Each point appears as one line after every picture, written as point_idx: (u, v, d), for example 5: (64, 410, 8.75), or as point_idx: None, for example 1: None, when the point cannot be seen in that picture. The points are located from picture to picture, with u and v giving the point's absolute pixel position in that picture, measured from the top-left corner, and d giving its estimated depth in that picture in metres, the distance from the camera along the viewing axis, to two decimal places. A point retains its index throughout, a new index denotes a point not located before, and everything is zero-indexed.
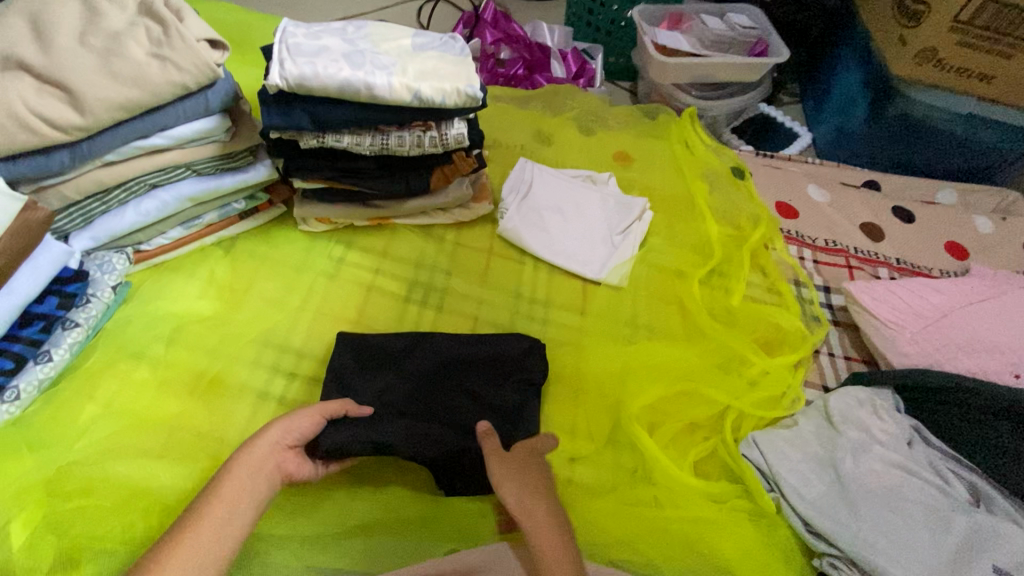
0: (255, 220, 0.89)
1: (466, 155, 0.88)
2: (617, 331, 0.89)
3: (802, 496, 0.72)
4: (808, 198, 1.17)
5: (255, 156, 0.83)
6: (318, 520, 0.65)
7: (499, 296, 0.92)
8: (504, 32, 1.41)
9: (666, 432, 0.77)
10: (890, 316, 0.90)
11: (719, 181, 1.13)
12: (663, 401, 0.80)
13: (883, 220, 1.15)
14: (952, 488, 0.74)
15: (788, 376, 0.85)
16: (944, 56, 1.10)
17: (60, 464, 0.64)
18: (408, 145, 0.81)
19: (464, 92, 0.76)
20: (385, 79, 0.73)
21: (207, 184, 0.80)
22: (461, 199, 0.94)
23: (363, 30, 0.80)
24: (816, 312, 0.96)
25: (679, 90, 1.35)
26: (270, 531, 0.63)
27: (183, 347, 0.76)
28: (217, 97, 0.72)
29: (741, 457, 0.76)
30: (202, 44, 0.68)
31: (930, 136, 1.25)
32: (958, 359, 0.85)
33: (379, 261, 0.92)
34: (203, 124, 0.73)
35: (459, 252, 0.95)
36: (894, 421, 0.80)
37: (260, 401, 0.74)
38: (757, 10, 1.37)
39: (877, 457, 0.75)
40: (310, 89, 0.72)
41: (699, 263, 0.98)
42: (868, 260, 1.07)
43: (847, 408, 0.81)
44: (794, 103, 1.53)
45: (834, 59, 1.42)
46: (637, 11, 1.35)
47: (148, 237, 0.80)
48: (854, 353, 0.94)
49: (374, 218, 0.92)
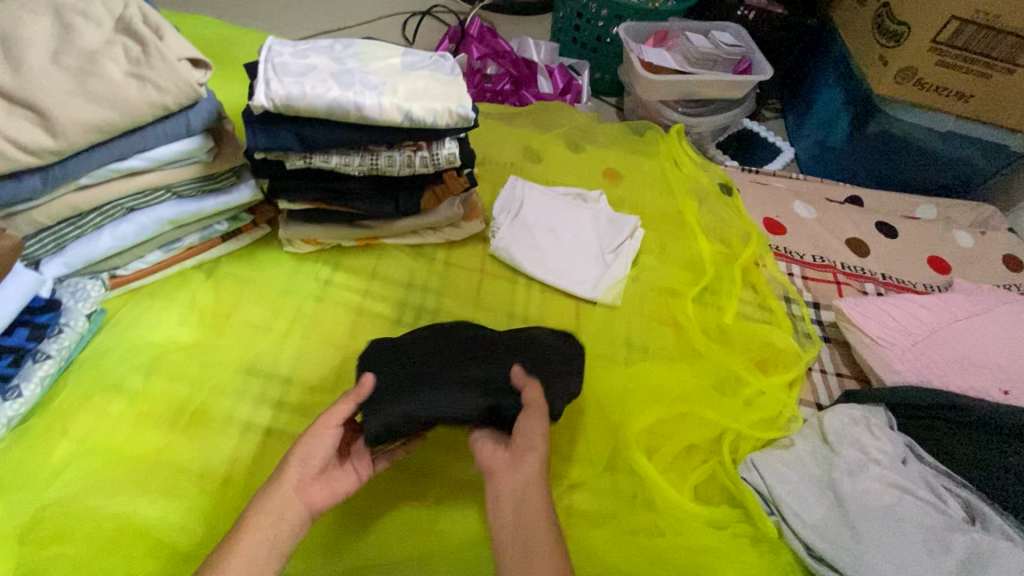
0: (238, 242, 0.86)
1: (458, 174, 0.87)
2: (612, 352, 0.88)
3: (803, 520, 0.71)
4: (795, 214, 1.18)
5: (239, 177, 0.80)
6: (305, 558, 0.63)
7: (492, 317, 0.90)
8: (491, 47, 1.41)
9: (665, 456, 0.76)
10: (881, 333, 0.90)
11: (708, 197, 1.14)
12: (661, 424, 0.79)
13: (868, 236, 1.17)
14: (948, 506, 0.74)
15: (784, 396, 0.85)
16: (923, 75, 1.13)
17: (33, 509, 0.61)
18: (398, 166, 0.79)
19: (456, 113, 0.75)
20: (375, 100, 0.72)
21: (188, 207, 0.77)
22: (452, 219, 0.92)
23: (351, 48, 0.78)
24: (808, 329, 0.96)
25: (666, 107, 1.35)
26: None
27: (164, 377, 0.73)
28: (199, 118, 0.70)
29: (740, 480, 0.75)
30: (184, 63, 0.65)
31: (909, 153, 1.28)
32: (948, 377, 0.85)
33: (368, 282, 0.89)
34: (185, 145, 0.71)
35: (450, 272, 0.93)
36: (889, 440, 0.80)
37: (246, 434, 0.71)
38: (740, 28, 1.39)
39: (873, 476, 0.75)
40: (296, 110, 0.70)
41: (691, 281, 0.98)
42: (855, 275, 1.08)
43: (843, 426, 0.81)
44: (776, 119, 1.55)
45: (814, 76, 1.45)
46: (623, 29, 1.36)
47: (125, 262, 0.77)
48: (845, 370, 0.94)
49: (362, 238, 0.90)
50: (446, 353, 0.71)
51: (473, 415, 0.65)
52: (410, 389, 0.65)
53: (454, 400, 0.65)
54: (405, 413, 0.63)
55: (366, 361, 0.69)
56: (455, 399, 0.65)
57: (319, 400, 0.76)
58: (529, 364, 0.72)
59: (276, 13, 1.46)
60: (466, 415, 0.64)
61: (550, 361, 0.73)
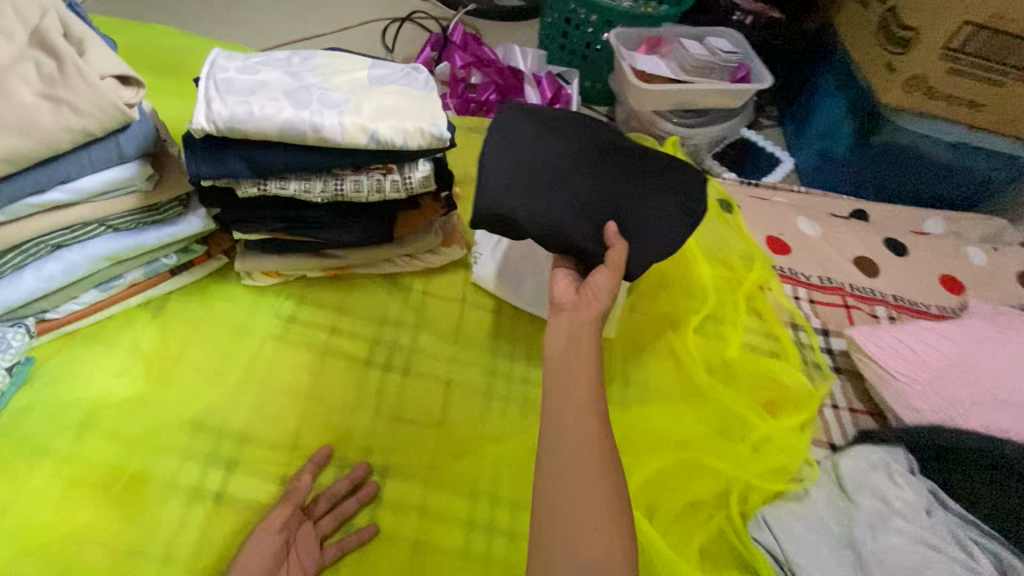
0: (190, 275, 0.77)
1: (435, 199, 0.78)
2: (608, 392, 0.80)
3: None
4: (799, 231, 1.10)
5: (186, 205, 0.72)
6: None
7: (474, 354, 0.82)
8: (475, 55, 1.34)
9: (666, 514, 0.68)
10: (899, 366, 0.83)
11: (708, 215, 1.06)
12: (663, 475, 0.71)
13: (876, 253, 1.10)
14: (980, 564, 0.67)
15: (797, 441, 0.76)
16: (934, 84, 1.07)
17: None
18: (366, 191, 0.71)
19: (428, 132, 0.67)
20: (335, 120, 0.63)
21: (127, 241, 0.68)
22: (429, 245, 0.84)
23: (311, 61, 0.70)
24: (818, 360, 0.89)
25: (660, 117, 1.28)
26: None
27: (98, 439, 0.64)
28: (133, 142, 0.61)
29: (750, 541, 0.68)
30: (109, 81, 0.57)
31: (917, 164, 1.21)
32: (972, 416, 0.78)
33: (336, 317, 0.80)
34: (117, 173, 0.62)
35: (428, 304, 0.85)
36: (912, 488, 0.72)
37: (191, 502, 0.62)
38: (737, 34, 1.32)
39: (897, 532, 0.68)
40: (244, 133, 0.61)
41: (692, 309, 0.90)
42: (865, 298, 1.01)
43: (860, 473, 0.74)
44: (774, 128, 1.49)
45: (815, 82, 1.38)
46: (614, 35, 1.29)
47: (56, 304, 0.68)
48: (859, 405, 0.87)
49: (330, 268, 0.81)
50: (576, 146, 0.67)
51: (562, 245, 0.64)
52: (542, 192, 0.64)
53: (544, 232, 0.63)
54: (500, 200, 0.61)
55: (494, 133, 0.64)
56: (566, 206, 0.64)
57: (276, 459, 0.67)
58: (642, 195, 0.67)
59: (245, 20, 1.38)
60: (560, 241, 0.64)
61: (663, 188, 0.68)
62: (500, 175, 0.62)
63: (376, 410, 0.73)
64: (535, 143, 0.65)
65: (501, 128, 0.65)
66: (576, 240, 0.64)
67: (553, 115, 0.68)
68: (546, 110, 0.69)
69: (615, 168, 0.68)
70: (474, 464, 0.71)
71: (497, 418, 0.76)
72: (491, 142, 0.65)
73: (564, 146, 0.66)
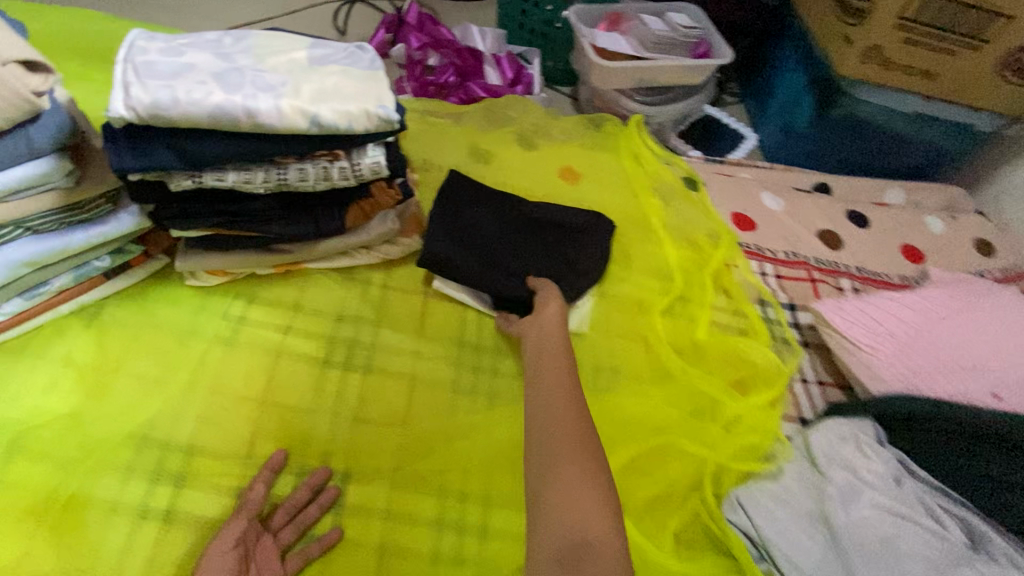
0: (127, 278, 0.72)
1: (387, 186, 0.75)
2: (579, 379, 0.78)
3: (794, 564, 0.64)
4: (764, 208, 1.10)
5: (116, 202, 0.66)
6: None
7: (439, 348, 0.79)
8: (431, 36, 1.29)
9: (641, 500, 0.67)
10: (863, 337, 0.84)
11: (674, 195, 1.05)
12: (637, 462, 0.70)
13: (839, 226, 1.10)
14: (948, 530, 0.68)
15: (767, 418, 0.76)
16: (889, 55, 1.06)
17: None
18: (312, 179, 0.67)
19: (375, 115, 0.63)
20: (271, 103, 0.59)
21: (50, 243, 0.63)
22: (386, 236, 0.80)
23: (244, 42, 0.65)
24: (786, 335, 0.88)
25: (623, 96, 1.26)
26: None
27: (30, 460, 0.59)
28: (46, 134, 0.56)
29: (725, 521, 0.67)
30: (12, 66, 0.51)
31: (876, 136, 1.22)
32: (936, 383, 0.79)
33: (291, 316, 0.76)
34: (30, 170, 0.56)
35: (388, 298, 0.81)
36: (880, 458, 0.73)
37: (137, 521, 0.58)
38: (697, 9, 1.30)
39: (867, 504, 0.68)
40: (169, 120, 0.56)
41: (660, 291, 0.89)
42: (829, 271, 1.02)
43: (831, 447, 0.74)
44: (738, 104, 1.48)
45: (776, 56, 1.37)
46: (573, 12, 1.25)
47: None
48: (827, 378, 0.87)
49: (280, 264, 0.77)
50: (505, 211, 0.89)
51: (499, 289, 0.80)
52: (475, 244, 0.84)
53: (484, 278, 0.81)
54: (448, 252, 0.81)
55: (440, 208, 0.86)
56: (503, 259, 0.83)
57: (230, 470, 0.63)
58: (564, 247, 0.88)
59: (182, 4, 1.29)
60: (497, 286, 0.80)
61: (582, 245, 0.89)
62: (446, 237, 0.82)
63: (337, 412, 0.70)
64: (473, 210, 0.87)
65: (449, 196, 0.88)
66: (511, 285, 0.80)
67: (490, 196, 0.90)
68: (486, 193, 0.90)
69: (543, 235, 0.89)
70: (443, 461, 0.68)
71: (465, 412, 0.73)
72: (440, 206, 0.86)
73: (499, 219, 0.88)
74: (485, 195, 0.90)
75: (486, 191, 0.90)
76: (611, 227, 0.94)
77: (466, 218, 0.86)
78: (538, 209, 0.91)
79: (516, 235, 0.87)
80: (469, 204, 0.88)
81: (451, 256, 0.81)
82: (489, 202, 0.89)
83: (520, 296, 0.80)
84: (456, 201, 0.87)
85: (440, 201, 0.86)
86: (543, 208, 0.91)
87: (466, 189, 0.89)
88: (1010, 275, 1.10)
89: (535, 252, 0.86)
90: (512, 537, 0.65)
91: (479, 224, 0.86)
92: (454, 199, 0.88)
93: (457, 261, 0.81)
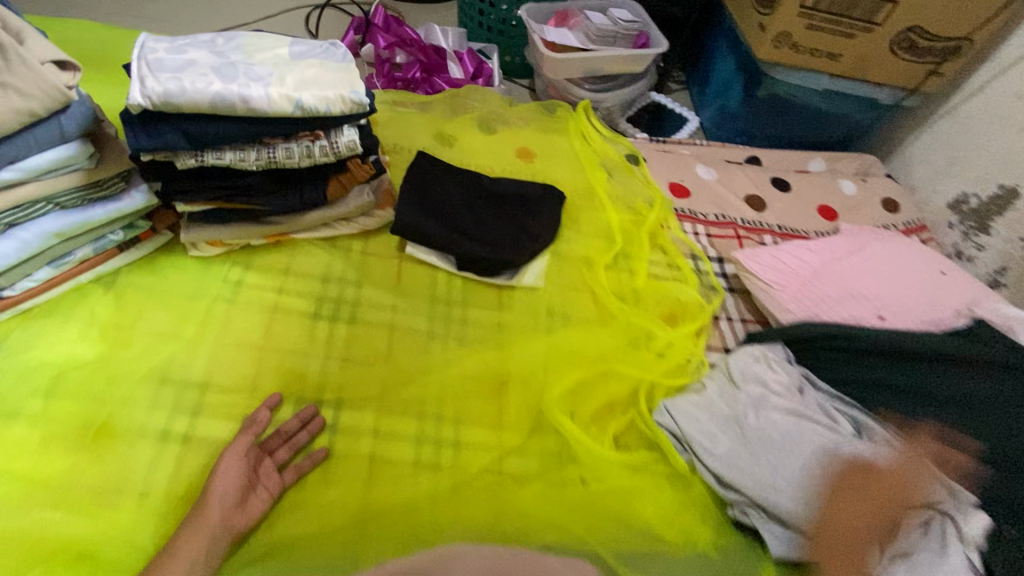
0: (139, 250, 0.83)
1: (362, 162, 0.87)
2: (536, 322, 0.92)
3: (711, 453, 0.76)
4: (698, 178, 1.25)
5: (129, 182, 0.77)
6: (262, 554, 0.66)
7: (414, 302, 0.91)
8: (397, 36, 1.40)
9: (586, 412, 0.80)
10: (775, 278, 0.98)
11: (617, 169, 1.19)
12: (584, 384, 0.82)
13: (764, 191, 1.26)
14: (839, 425, 0.82)
15: (691, 345, 0.91)
16: (797, 39, 1.21)
17: None
18: (297, 157, 0.79)
19: (349, 99, 0.75)
20: (262, 91, 0.71)
21: (75, 217, 0.74)
22: (363, 208, 0.92)
23: (234, 41, 0.77)
24: (712, 282, 1.03)
25: (573, 84, 1.39)
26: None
27: (66, 398, 0.70)
28: (73, 122, 0.67)
29: (655, 424, 0.80)
30: (49, 66, 0.64)
31: (797, 113, 1.38)
32: (835, 310, 0.93)
33: (283, 279, 0.88)
34: (61, 152, 0.68)
35: (368, 262, 0.94)
36: (786, 372, 0.87)
37: (162, 444, 0.70)
38: (636, 4, 1.45)
39: (773, 406, 0.81)
40: (178, 106, 0.68)
41: (605, 248, 1.03)
42: (754, 229, 1.17)
43: (746, 366, 0.88)
44: (681, 90, 1.63)
45: (711, 45, 1.53)
46: (524, 10, 1.39)
47: (12, 281, 0.73)
48: (749, 316, 1.02)
49: (272, 235, 0.89)
50: (467, 185, 1.02)
51: (465, 254, 0.93)
52: (441, 214, 0.96)
53: (452, 245, 0.93)
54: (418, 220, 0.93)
55: (410, 183, 0.98)
56: (466, 227, 0.96)
57: (239, 402, 0.75)
58: (520, 215, 1.01)
59: (163, 12, 1.39)
60: (464, 251, 0.93)
61: (536, 211, 1.02)
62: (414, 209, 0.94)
63: (328, 355, 0.82)
64: (439, 185, 1.00)
65: (416, 173, 1.00)
66: (475, 250, 0.93)
67: (453, 174, 1.02)
68: (450, 170, 1.03)
69: (502, 205, 1.01)
70: (416, 391, 0.80)
71: (438, 351, 0.85)
72: (409, 182, 0.99)
73: (462, 192, 1.01)
74: (449, 172, 1.02)
75: (450, 169, 1.03)
76: (562, 196, 1.07)
77: (432, 192, 0.99)
78: (495, 183, 1.03)
79: (477, 205, 1.00)
80: (435, 180, 1.00)
81: (420, 225, 0.93)
82: (452, 179, 1.01)
83: (483, 257, 0.93)
84: (423, 178, 1.00)
85: (410, 178, 0.99)
86: (500, 182, 1.04)
87: (432, 167, 1.02)
88: (912, 227, 1.27)
89: (495, 219, 0.99)
90: (480, 447, 0.76)
91: (445, 196, 0.99)
92: (422, 176, 1.00)
93: (426, 229, 0.93)
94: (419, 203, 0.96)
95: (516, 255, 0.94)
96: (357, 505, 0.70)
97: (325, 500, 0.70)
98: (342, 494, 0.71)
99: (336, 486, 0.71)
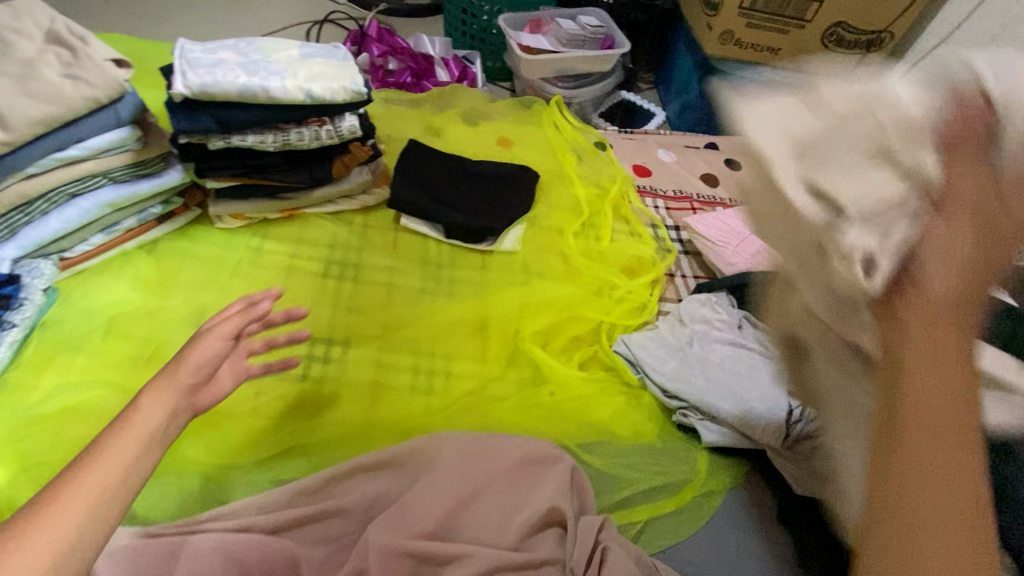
0: (173, 223, 0.98)
1: (361, 145, 1.03)
2: (513, 278, 1.06)
3: (660, 372, 0.88)
4: (659, 159, 1.41)
5: (167, 162, 0.93)
6: (275, 455, 0.74)
7: (408, 263, 1.05)
8: (390, 45, 1.58)
9: (556, 345, 0.94)
10: (719, 237, 1.14)
11: (587, 154, 1.35)
12: (554, 325, 0.96)
13: (718, 170, 1.42)
14: None
15: (646, 293, 1.06)
16: (740, 36, 1.39)
17: (17, 440, 0.71)
18: (308, 139, 0.94)
19: (351, 89, 0.91)
20: (279, 83, 0.87)
21: (124, 190, 0.89)
22: (363, 185, 1.08)
23: (255, 44, 0.93)
24: (667, 245, 1.19)
25: (547, 83, 1.55)
26: (237, 475, 0.72)
27: (118, 335, 0.84)
28: (127, 109, 0.83)
29: (614, 354, 0.93)
30: (109, 63, 0.81)
31: None
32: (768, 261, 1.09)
33: (296, 246, 1.03)
34: (116, 135, 0.84)
35: (369, 232, 1.08)
36: (727, 310, 0.99)
37: None
38: (603, 11, 1.62)
39: (716, 339, 0.94)
40: (212, 95, 0.84)
41: (573, 219, 1.18)
42: (708, 202, 1.33)
43: (693, 308, 1.00)
44: (650, 90, 1.80)
45: (673, 47, 1.70)
46: (503, 19, 1.56)
47: (72, 244, 0.88)
48: (701, 273, 1.17)
49: (286, 209, 1.04)
50: (452, 166, 1.17)
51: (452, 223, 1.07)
52: (431, 190, 1.12)
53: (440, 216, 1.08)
54: (413, 194, 1.09)
55: (404, 165, 1.14)
56: (451, 200, 1.11)
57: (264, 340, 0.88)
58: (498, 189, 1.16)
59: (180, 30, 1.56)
60: (451, 220, 1.07)
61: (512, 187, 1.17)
62: (405, 187, 1.10)
63: (336, 305, 0.96)
64: (428, 165, 1.16)
65: (409, 156, 1.15)
66: (460, 220, 1.07)
67: (440, 156, 1.18)
68: (438, 155, 1.18)
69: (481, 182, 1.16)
70: (412, 331, 0.93)
71: (430, 302, 0.99)
72: (403, 163, 1.15)
73: (448, 170, 1.16)
74: (437, 155, 1.18)
75: (434, 153, 1.18)
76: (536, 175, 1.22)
77: (423, 172, 1.14)
78: (478, 164, 1.19)
79: (463, 182, 1.15)
80: (424, 162, 1.16)
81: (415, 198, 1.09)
82: (440, 161, 1.17)
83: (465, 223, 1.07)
84: (413, 160, 1.15)
85: (405, 161, 1.15)
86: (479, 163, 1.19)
87: (423, 152, 1.18)
88: None
89: (478, 194, 1.14)
90: (465, 376, 0.89)
91: (434, 175, 1.14)
92: (414, 158, 1.16)
93: (418, 202, 1.08)
94: (413, 181, 1.12)
95: (495, 221, 1.09)
96: (363, 419, 0.80)
97: (335, 416, 0.80)
98: (352, 409, 0.81)
99: (347, 403, 0.82)
